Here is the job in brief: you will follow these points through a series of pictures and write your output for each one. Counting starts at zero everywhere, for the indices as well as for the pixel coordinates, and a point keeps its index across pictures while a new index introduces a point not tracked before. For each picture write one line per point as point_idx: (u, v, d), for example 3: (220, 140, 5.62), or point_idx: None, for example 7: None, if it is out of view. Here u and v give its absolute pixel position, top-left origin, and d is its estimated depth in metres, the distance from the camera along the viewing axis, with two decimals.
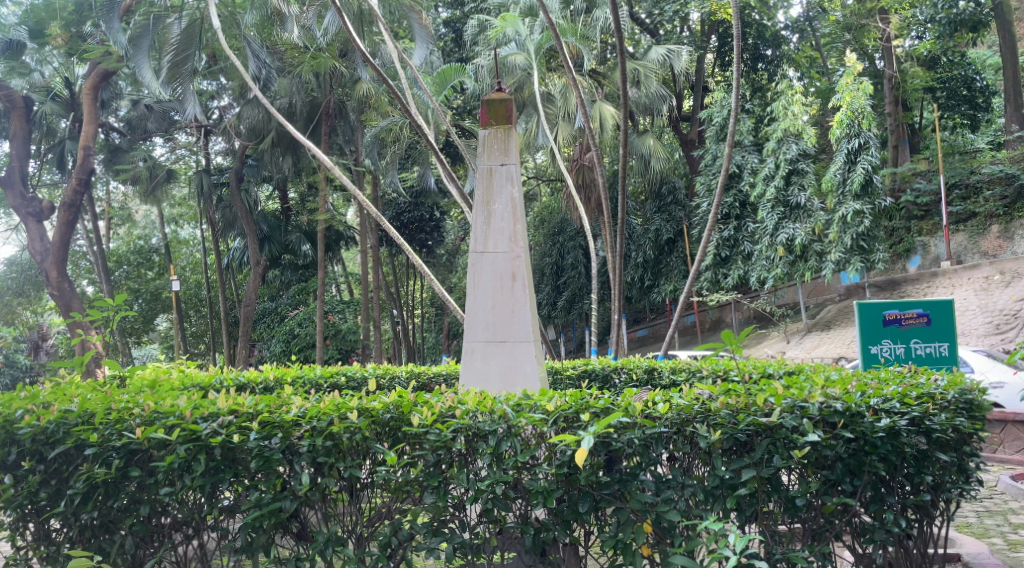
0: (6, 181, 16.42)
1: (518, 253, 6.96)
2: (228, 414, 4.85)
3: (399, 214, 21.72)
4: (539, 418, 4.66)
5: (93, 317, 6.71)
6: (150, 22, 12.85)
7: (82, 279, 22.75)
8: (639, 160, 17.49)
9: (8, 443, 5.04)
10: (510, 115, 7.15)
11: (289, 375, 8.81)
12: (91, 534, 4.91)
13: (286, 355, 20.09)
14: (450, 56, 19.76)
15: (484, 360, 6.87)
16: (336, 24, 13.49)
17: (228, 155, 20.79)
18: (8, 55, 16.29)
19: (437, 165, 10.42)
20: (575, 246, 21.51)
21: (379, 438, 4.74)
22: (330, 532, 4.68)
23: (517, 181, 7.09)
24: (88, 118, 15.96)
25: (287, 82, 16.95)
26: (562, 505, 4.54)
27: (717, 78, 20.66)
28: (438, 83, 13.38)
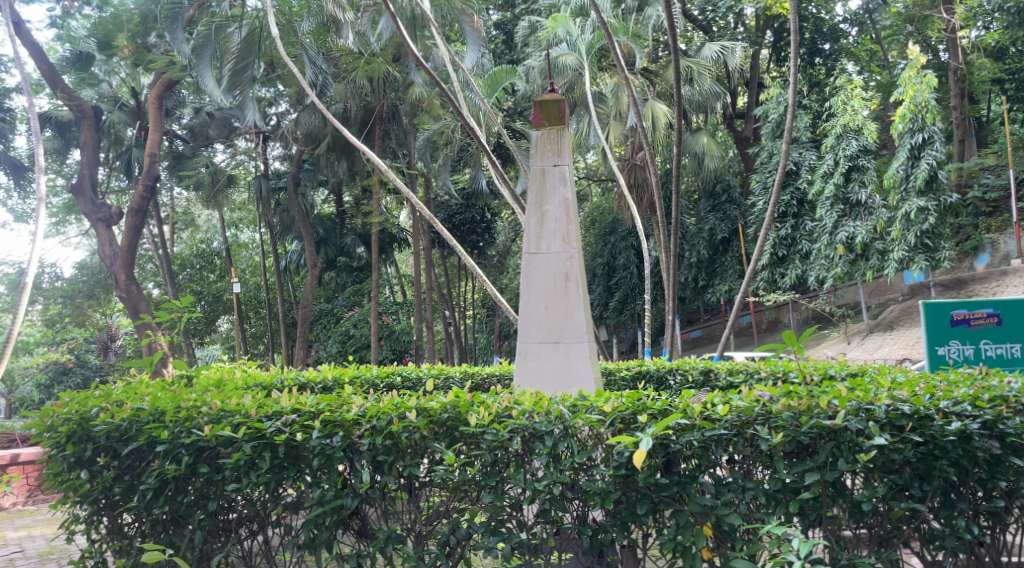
0: (76, 187, 16.63)
1: (571, 253, 6.96)
2: (291, 413, 4.94)
3: (450, 216, 21.85)
4: (595, 419, 4.67)
5: (161, 320, 6.87)
6: (213, 31, 12.96)
7: (147, 282, 23.38)
8: (693, 159, 17.33)
9: (85, 440, 5.23)
10: (564, 116, 7.15)
11: (346, 375, 8.93)
12: (162, 528, 5.03)
13: (341, 355, 20.37)
14: (501, 58, 19.89)
15: (538, 361, 6.89)
16: (390, 30, 13.68)
17: (285, 160, 21.14)
18: (78, 67, 16.79)
19: (489, 166, 10.36)
20: (628, 246, 21.48)
21: (436, 437, 4.79)
22: (390, 530, 4.76)
23: (570, 182, 7.09)
24: (154, 126, 16.33)
25: (342, 87, 17.01)
26: (620, 507, 4.52)
27: (773, 74, 20.37)
28: (489, 85, 13.21)
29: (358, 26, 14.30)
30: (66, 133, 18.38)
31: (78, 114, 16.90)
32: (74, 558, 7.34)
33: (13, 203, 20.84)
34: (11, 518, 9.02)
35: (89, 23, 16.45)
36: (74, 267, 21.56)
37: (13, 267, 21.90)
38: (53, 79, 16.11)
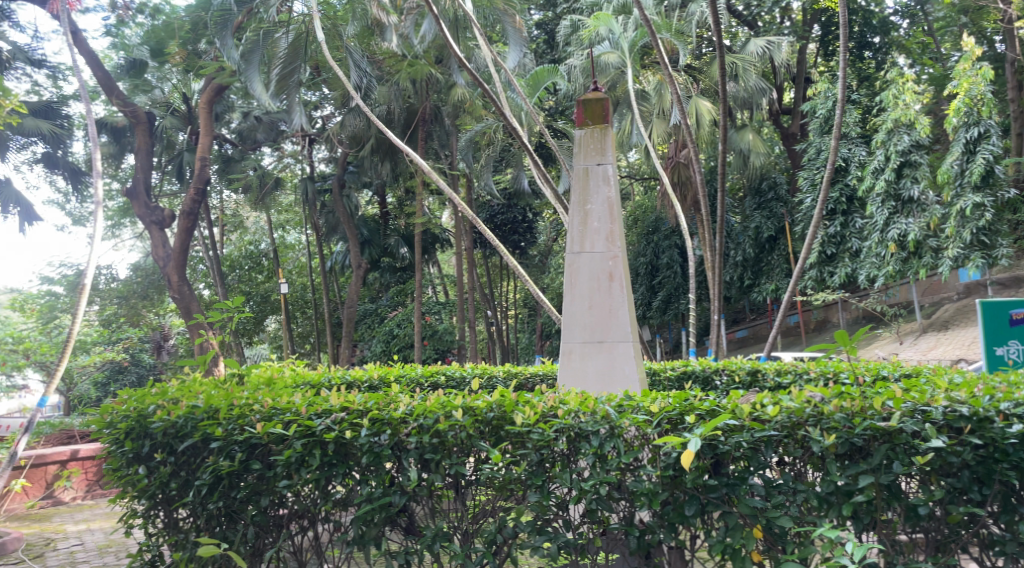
0: (131, 191, 16.84)
1: (615, 253, 6.93)
2: (340, 411, 5.00)
3: (492, 216, 21.87)
4: (642, 419, 4.65)
5: (214, 320, 7.00)
6: (261, 37, 13.41)
7: (198, 283, 23.83)
8: (738, 156, 17.12)
9: (143, 436, 5.35)
10: (607, 115, 7.13)
11: (392, 373, 9.01)
12: (216, 523, 5.12)
13: (386, 354, 20.57)
14: (543, 58, 19.92)
15: (583, 361, 6.87)
16: (433, 31, 13.78)
17: (331, 162, 21.38)
18: (132, 74, 17.24)
19: (532, 166, 10.36)
20: (671, 245, 21.32)
21: (482, 436, 4.79)
22: (437, 528, 4.78)
23: (613, 181, 7.06)
24: (204, 130, 16.58)
25: (386, 90, 17.16)
26: (668, 508, 4.49)
27: (821, 68, 20.06)
28: (531, 84, 13.15)
29: (401, 28, 14.40)
30: (121, 138, 18.77)
31: (132, 119, 17.18)
32: (133, 552, 7.54)
33: (71, 206, 21.39)
34: (72, 512, 9.28)
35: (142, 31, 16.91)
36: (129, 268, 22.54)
37: (71, 269, 22.48)
38: (109, 85, 16.41)
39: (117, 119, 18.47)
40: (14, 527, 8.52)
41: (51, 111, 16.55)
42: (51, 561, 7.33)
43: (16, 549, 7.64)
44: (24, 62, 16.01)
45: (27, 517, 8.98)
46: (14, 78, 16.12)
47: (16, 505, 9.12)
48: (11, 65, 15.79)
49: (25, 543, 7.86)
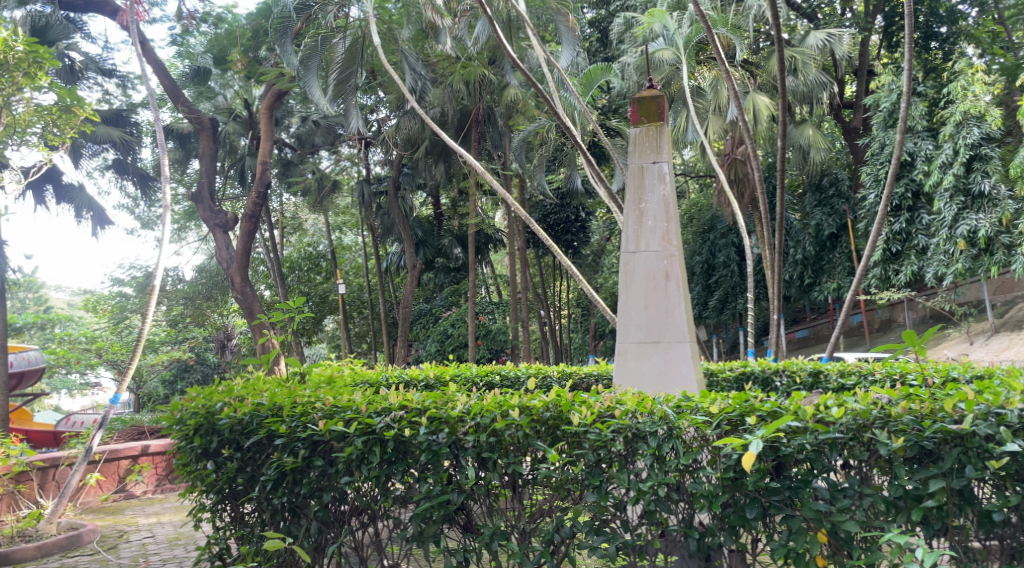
0: (196, 195, 17.13)
1: (671, 251, 6.85)
2: (399, 409, 5.04)
3: (545, 216, 21.81)
4: (701, 421, 4.58)
5: (277, 319, 7.12)
6: (320, 42, 13.42)
7: (260, 284, 24.29)
8: (798, 152, 16.81)
9: (210, 432, 5.47)
10: (662, 112, 7.05)
11: (447, 372, 9.05)
12: (281, 518, 5.20)
13: (440, 354, 20.76)
14: (596, 56, 19.85)
15: (639, 361, 6.80)
16: (486, 33, 13.85)
17: (386, 164, 21.60)
18: (197, 81, 17.84)
19: (585, 165, 10.28)
20: (728, 243, 21.05)
21: (539, 436, 4.78)
22: (495, 526, 4.78)
23: (669, 179, 6.98)
24: (266, 135, 16.81)
25: (440, 91, 17.28)
26: (728, 510, 4.44)
27: (884, 60, 19.57)
28: (583, 83, 13.05)
29: (455, 30, 14.46)
30: (187, 144, 19.23)
31: (197, 126, 17.55)
32: (202, 544, 7.73)
33: (139, 211, 22.01)
34: (143, 505, 9.54)
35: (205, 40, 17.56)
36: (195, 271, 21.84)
37: (139, 271, 23.11)
38: (175, 92, 16.68)
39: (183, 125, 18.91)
40: (89, 519, 8.80)
41: (121, 119, 17.00)
42: (125, 553, 7.55)
43: (91, 540, 7.90)
44: (95, 72, 16.49)
45: (101, 511, 9.26)
46: (86, 87, 16.60)
47: (91, 498, 9.42)
48: (83, 75, 16.29)
49: (99, 534, 8.12)
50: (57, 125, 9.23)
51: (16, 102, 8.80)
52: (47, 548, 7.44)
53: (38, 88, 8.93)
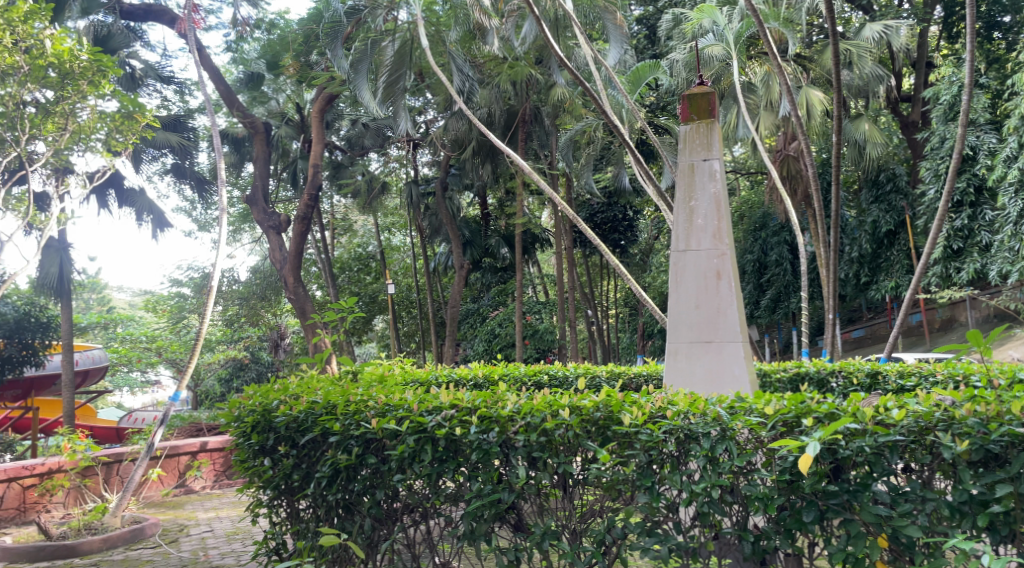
0: (250, 198, 17.40)
1: (723, 249, 6.75)
2: (450, 407, 5.05)
3: (592, 215, 21.51)
4: (755, 422, 4.51)
5: (331, 319, 7.21)
6: (369, 46, 13.58)
7: (312, 284, 24.64)
8: (853, 147, 16.46)
9: (267, 429, 5.56)
10: (713, 108, 6.95)
11: (496, 372, 9.07)
12: (335, 514, 5.25)
13: (488, 354, 20.83)
14: (645, 54, 19.71)
15: (689, 361, 6.71)
16: (533, 33, 13.84)
17: (435, 165, 21.72)
18: (251, 87, 18.30)
19: (633, 163, 10.20)
20: (780, 241, 20.73)
21: (589, 436, 4.74)
22: (546, 526, 4.75)
23: (720, 176, 6.88)
24: (317, 138, 16.98)
25: (487, 92, 17.33)
26: (785, 513, 4.36)
27: (944, 52, 19.06)
28: (632, 81, 12.95)
29: (502, 31, 14.46)
30: (241, 148, 19.55)
31: (251, 130, 17.82)
32: (258, 539, 7.84)
33: (196, 214, 22.47)
34: (202, 500, 9.72)
35: (259, 46, 17.84)
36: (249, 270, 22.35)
37: (197, 272, 23.56)
38: (231, 97, 17.01)
39: (238, 129, 19.23)
40: (151, 513, 9.00)
41: (179, 124, 17.35)
42: (185, 546, 7.70)
43: (153, 533, 8.07)
44: (155, 79, 16.86)
45: (162, 505, 9.46)
46: (146, 94, 16.97)
47: (153, 492, 9.64)
48: (143, 82, 16.68)
49: (160, 528, 8.29)
50: (120, 131, 9.45)
51: (82, 109, 9.01)
52: (112, 540, 7.65)
53: (102, 95, 9.12)
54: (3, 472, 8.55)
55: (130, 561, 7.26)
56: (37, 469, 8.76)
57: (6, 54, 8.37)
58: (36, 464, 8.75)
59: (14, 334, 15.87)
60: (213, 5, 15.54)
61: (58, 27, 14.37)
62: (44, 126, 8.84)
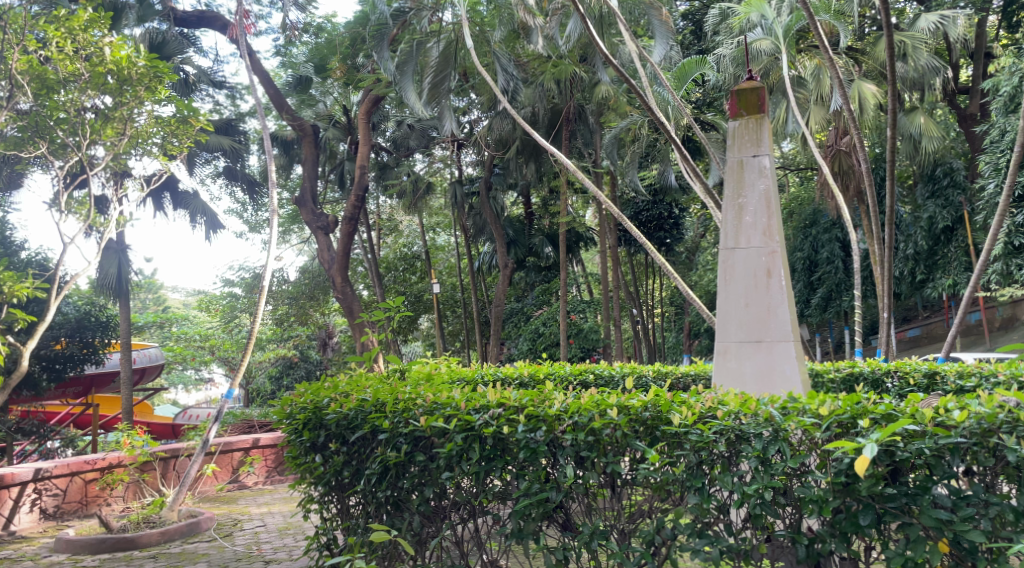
0: (299, 199, 17.58)
1: (773, 247, 6.64)
2: (497, 406, 5.04)
3: (637, 213, 21.26)
4: (810, 423, 4.42)
5: (378, 318, 7.27)
6: (414, 48, 13.64)
7: (359, 284, 24.88)
8: (908, 141, 16.08)
9: (318, 426, 5.65)
10: (762, 103, 6.82)
11: (542, 371, 9.06)
12: (384, 510, 5.28)
13: (532, 353, 20.81)
14: (690, 49, 19.50)
15: (738, 361, 6.61)
16: (578, 30, 13.75)
17: (479, 165, 21.77)
18: (299, 90, 18.45)
19: (679, 160, 10.08)
20: (831, 238, 20.34)
21: (638, 436, 4.69)
22: (594, 525, 4.71)
23: (769, 173, 6.77)
24: (363, 139, 17.09)
25: (531, 91, 17.29)
26: (841, 516, 4.26)
27: (1002, 42, 18.51)
28: (677, 77, 12.76)
29: (546, 29, 14.40)
30: (290, 150, 19.81)
31: (300, 132, 18.02)
32: (310, 534, 7.92)
33: (246, 215, 22.84)
34: (254, 495, 9.86)
35: (307, 50, 18.03)
36: (298, 270, 22.67)
37: (248, 272, 23.90)
38: (280, 101, 17.22)
39: (287, 132, 19.48)
40: (206, 507, 9.15)
41: (230, 128, 17.68)
42: (239, 540, 7.81)
43: (209, 527, 8.20)
44: (207, 84, 17.16)
45: (216, 500, 9.62)
46: (199, 99, 17.28)
47: (208, 488, 9.79)
48: (197, 87, 16.96)
49: (216, 522, 8.42)
50: (176, 136, 9.60)
51: (139, 115, 9.16)
52: (170, 534, 7.79)
53: (159, 101, 9.24)
54: (67, 467, 8.73)
55: (187, 554, 7.38)
56: (98, 464, 8.96)
57: (67, 62, 8.54)
58: (97, 459, 8.95)
59: (75, 333, 16.09)
60: (262, 10, 15.75)
61: (115, 35, 14.81)
62: (104, 132, 8.99)
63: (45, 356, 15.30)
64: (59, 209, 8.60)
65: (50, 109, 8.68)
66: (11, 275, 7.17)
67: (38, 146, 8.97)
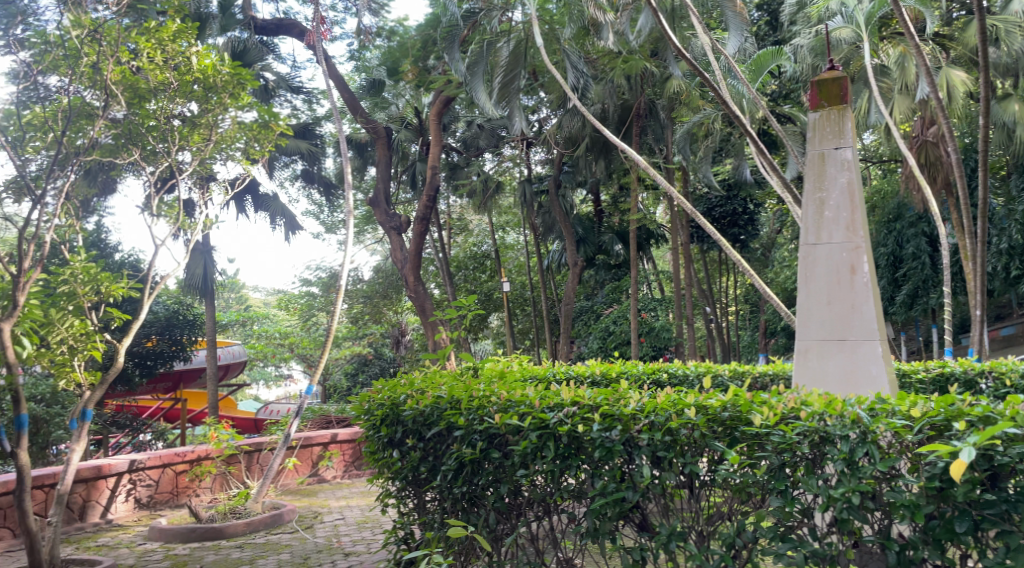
0: (372, 200, 17.79)
1: (857, 243, 6.39)
2: (571, 405, 4.98)
3: (710, 209, 20.71)
4: (900, 425, 4.23)
5: (451, 317, 7.27)
6: (484, 48, 13.67)
7: (430, 283, 25.12)
8: (1001, 130, 15.40)
9: (396, 422, 5.71)
10: (845, 94, 6.59)
11: (614, 369, 8.97)
12: (460, 506, 5.29)
13: (603, 351, 20.69)
14: (766, 41, 19.09)
15: (821, 360, 6.39)
16: (649, 25, 13.57)
17: (548, 162, 21.71)
18: (373, 93, 18.68)
19: (755, 154, 9.81)
20: (917, 233, 19.63)
21: (716, 436, 4.56)
22: (672, 526, 4.59)
23: (853, 166, 6.53)
24: (435, 139, 17.17)
25: (601, 88, 17.15)
26: (934, 523, 4.07)
27: None
28: (753, 70, 12.42)
29: (617, 25, 14.22)
30: (364, 152, 20.10)
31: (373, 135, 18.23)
32: (387, 528, 7.99)
33: (323, 216, 23.29)
34: (334, 489, 10.02)
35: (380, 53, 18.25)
36: (372, 270, 23.01)
37: (324, 272, 24.35)
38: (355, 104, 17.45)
39: (361, 134, 19.77)
40: (287, 500, 9.34)
41: (308, 132, 18.01)
42: (320, 532, 7.93)
43: (291, 519, 8.36)
44: (286, 89, 17.52)
45: (297, 492, 9.80)
46: (278, 104, 17.64)
47: (289, 481, 10.00)
48: (276, 93, 17.34)
49: (297, 514, 8.58)
50: (258, 141, 9.30)
51: (224, 121, 8.83)
52: (254, 525, 7.97)
53: (244, 107, 8.91)
54: (159, 458, 9.01)
55: (271, 545, 7.53)
56: (188, 456, 9.24)
57: (157, 72, 8.24)
58: (187, 451, 9.23)
59: (165, 330, 16.52)
60: (337, 16, 16.00)
61: (200, 45, 15.27)
62: (191, 138, 8.71)
63: (138, 352, 15.87)
64: (150, 213, 8.84)
65: (142, 118, 8.39)
66: (107, 276, 6.98)
67: (131, 153, 8.64)
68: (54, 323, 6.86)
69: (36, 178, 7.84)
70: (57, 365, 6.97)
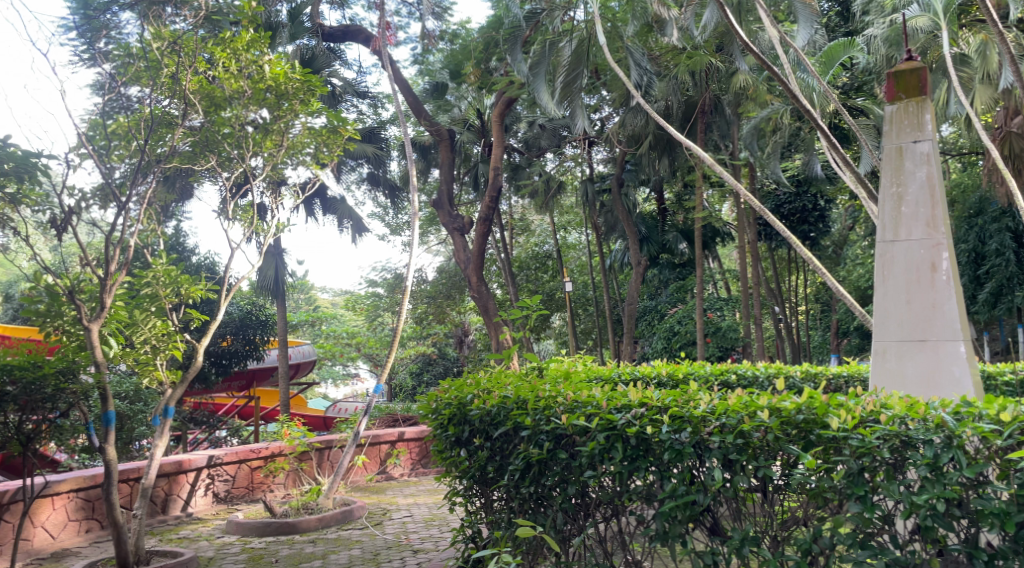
0: (435, 202, 17.90)
1: (938, 240, 6.16)
2: (639, 406, 4.90)
3: (779, 206, 20.29)
4: (988, 430, 4.03)
5: (516, 317, 7.23)
6: (547, 48, 13.62)
7: (493, 282, 25.17)
8: None
9: (463, 421, 5.72)
10: (924, 85, 6.35)
11: (681, 370, 8.83)
12: (528, 505, 5.27)
13: (668, 351, 20.45)
14: (836, 32, 18.61)
15: (899, 362, 6.16)
16: (715, 20, 13.33)
17: (611, 161, 21.54)
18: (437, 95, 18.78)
19: (827, 148, 9.53)
20: (1000, 228, 18.87)
21: (790, 440, 4.43)
22: (745, 531, 4.49)
23: (933, 159, 6.28)
24: (497, 140, 17.15)
25: (664, 85, 16.89)
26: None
27: None
28: (824, 62, 12.10)
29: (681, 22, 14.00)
30: (428, 154, 20.24)
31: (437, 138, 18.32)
32: (454, 527, 8.00)
33: (387, 218, 23.54)
34: (401, 486, 10.09)
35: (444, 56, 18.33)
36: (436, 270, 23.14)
37: (389, 272, 24.60)
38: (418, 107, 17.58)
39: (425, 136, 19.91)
40: (357, 496, 9.44)
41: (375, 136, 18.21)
42: (389, 529, 7.99)
43: (361, 516, 8.45)
44: (353, 94, 17.73)
45: (367, 489, 9.90)
46: (345, 109, 17.89)
47: (359, 477, 10.10)
48: (343, 98, 17.58)
49: (367, 511, 8.68)
50: (327, 146, 9.40)
51: (295, 126, 8.96)
52: (326, 520, 8.08)
53: (313, 112, 9.04)
54: (235, 454, 9.23)
55: (342, 540, 7.61)
56: (262, 452, 9.45)
57: (231, 80, 8.41)
58: (261, 448, 9.45)
59: (239, 330, 16.85)
60: (402, 21, 16.13)
61: (271, 53, 15.57)
62: (264, 144, 8.84)
63: (213, 352, 16.26)
64: (225, 217, 9.04)
65: (218, 126, 8.53)
66: (187, 278, 7.18)
67: (208, 160, 8.79)
68: (139, 324, 7.04)
69: (120, 185, 8.04)
70: (141, 364, 7.16)
